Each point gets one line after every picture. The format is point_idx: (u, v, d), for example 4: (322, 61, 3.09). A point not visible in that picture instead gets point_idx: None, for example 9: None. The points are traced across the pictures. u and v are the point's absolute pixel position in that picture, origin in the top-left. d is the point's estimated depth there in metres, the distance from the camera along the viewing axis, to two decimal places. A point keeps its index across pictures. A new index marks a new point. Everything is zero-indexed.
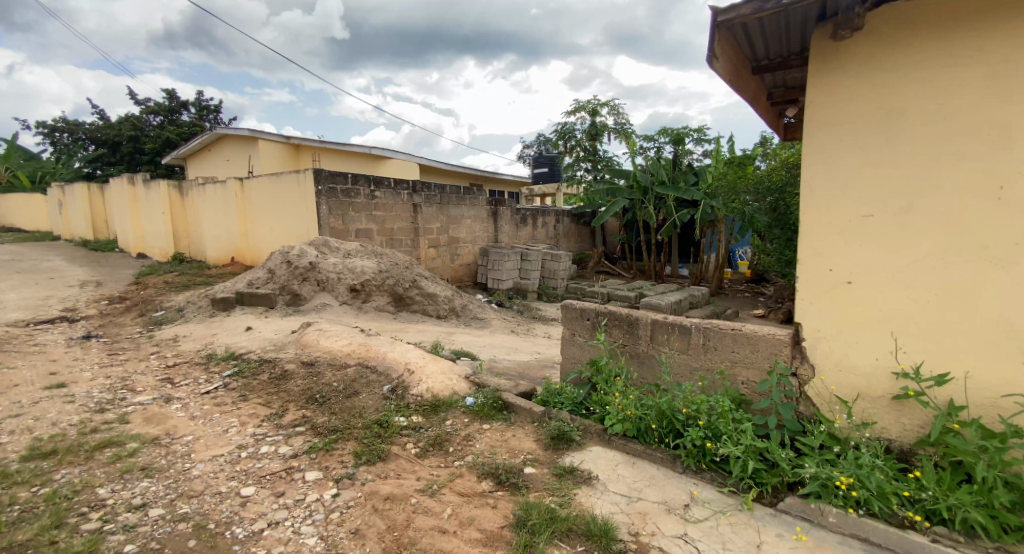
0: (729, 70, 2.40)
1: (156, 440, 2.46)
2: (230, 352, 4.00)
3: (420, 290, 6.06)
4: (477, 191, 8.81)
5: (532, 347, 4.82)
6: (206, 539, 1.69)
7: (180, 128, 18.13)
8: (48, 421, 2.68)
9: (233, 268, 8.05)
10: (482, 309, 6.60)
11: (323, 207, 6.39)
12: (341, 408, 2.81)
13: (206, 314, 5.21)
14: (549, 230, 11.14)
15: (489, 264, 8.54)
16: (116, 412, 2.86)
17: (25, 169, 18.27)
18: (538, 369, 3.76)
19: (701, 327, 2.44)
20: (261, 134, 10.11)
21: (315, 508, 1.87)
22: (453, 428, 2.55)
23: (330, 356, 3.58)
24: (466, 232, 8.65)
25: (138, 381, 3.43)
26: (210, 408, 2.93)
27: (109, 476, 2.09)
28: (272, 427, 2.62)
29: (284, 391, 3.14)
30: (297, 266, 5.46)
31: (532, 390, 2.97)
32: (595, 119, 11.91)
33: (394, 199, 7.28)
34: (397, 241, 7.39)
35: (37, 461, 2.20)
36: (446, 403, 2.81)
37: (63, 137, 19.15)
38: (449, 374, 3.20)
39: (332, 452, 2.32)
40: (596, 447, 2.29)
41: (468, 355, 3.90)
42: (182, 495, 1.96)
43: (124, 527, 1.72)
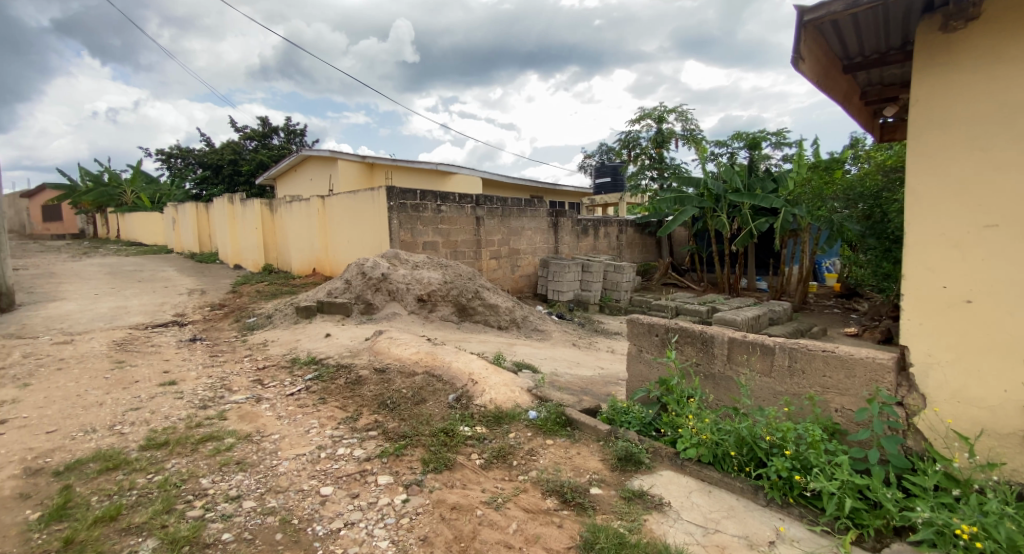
0: (817, 71, 2.23)
1: (248, 437, 2.69)
2: (311, 357, 4.30)
3: (482, 301, 6.16)
4: (538, 203, 8.87)
5: (594, 361, 4.72)
6: (291, 533, 1.81)
7: (271, 151, 20.12)
8: (161, 414, 3.03)
9: (314, 278, 8.70)
10: (543, 321, 6.58)
11: (394, 221, 6.74)
12: (410, 414, 2.91)
13: (291, 321, 5.66)
14: (611, 240, 10.93)
15: (550, 275, 8.50)
16: (216, 409, 3.18)
17: (147, 190, 21.07)
18: (601, 385, 3.67)
19: (787, 347, 2.25)
20: (340, 155, 10.92)
21: (387, 512, 1.95)
22: (517, 441, 2.55)
23: (399, 364, 3.74)
24: (527, 243, 8.72)
25: (234, 381, 3.80)
26: (294, 409, 3.16)
27: (210, 467, 2.31)
28: (348, 430, 2.78)
29: (358, 395, 3.32)
30: (371, 276, 5.82)
31: (596, 407, 2.89)
32: (661, 126, 11.55)
33: (459, 212, 7.52)
34: (461, 252, 7.61)
35: (153, 450, 2.50)
36: (509, 415, 2.82)
37: (177, 162, 21.89)
38: (511, 386, 3.21)
39: (402, 458, 2.41)
40: (668, 472, 2.18)
41: (529, 367, 3.89)
42: (270, 490, 2.12)
43: (221, 517, 1.89)
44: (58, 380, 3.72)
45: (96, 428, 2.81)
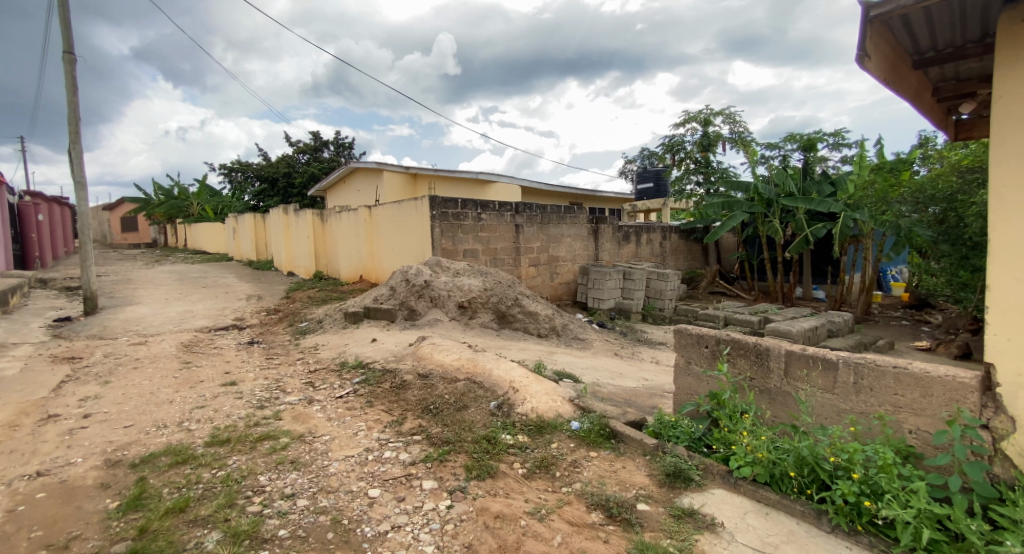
0: (885, 69, 2.10)
1: (302, 437, 2.82)
2: (358, 361, 4.45)
3: (522, 309, 6.15)
4: (578, 209, 8.81)
5: (637, 372, 4.60)
6: (341, 533, 1.87)
7: (321, 164, 21.18)
8: (223, 412, 3.23)
9: (361, 285, 9.03)
10: (584, 329, 6.50)
11: (436, 229, 6.90)
12: (453, 420, 2.95)
13: (340, 326, 5.89)
14: (654, 247, 10.67)
15: (591, 283, 8.39)
16: (271, 409, 3.35)
17: (210, 202, 22.59)
18: (645, 397, 3.56)
19: (852, 361, 2.11)
20: (386, 166, 11.32)
21: (432, 517, 1.97)
22: (560, 451, 2.52)
23: (441, 369, 3.80)
24: (567, 250, 8.66)
25: (287, 383, 3.99)
26: (343, 411, 3.28)
27: (267, 465, 2.43)
28: (393, 433, 2.85)
29: (402, 400, 3.39)
30: (414, 284, 5.96)
31: (642, 419, 2.81)
32: (707, 130, 11.20)
33: (498, 220, 7.59)
34: (501, 260, 7.67)
35: (216, 446, 2.66)
36: (551, 424, 2.80)
37: (237, 176, 23.41)
38: (553, 395, 3.18)
39: (445, 463, 2.44)
40: (720, 491, 2.08)
41: (571, 377, 3.84)
42: (321, 489, 2.21)
43: (278, 513, 1.99)
44: (134, 378, 4.05)
45: (166, 423, 3.03)
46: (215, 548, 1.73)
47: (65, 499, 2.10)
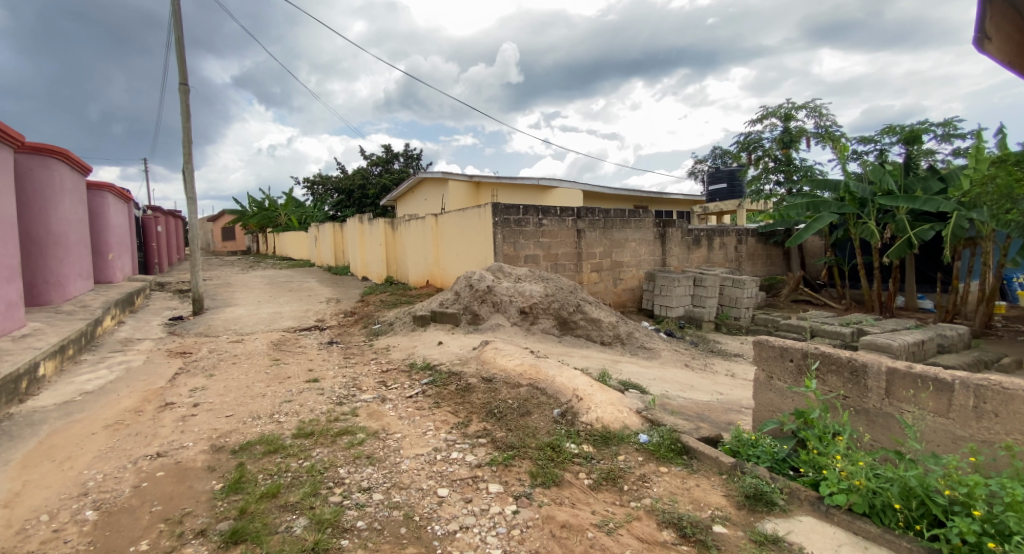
0: (1009, 53, 1.84)
1: (376, 434, 2.97)
2: (426, 363, 4.63)
3: (585, 315, 6.06)
4: (643, 213, 8.55)
5: (709, 385, 4.34)
6: (413, 529, 1.95)
7: (392, 175, 22.44)
8: (308, 407, 3.50)
9: (428, 290, 9.40)
10: (651, 338, 6.26)
11: (498, 235, 7.02)
12: (516, 425, 2.97)
13: (409, 329, 6.16)
14: (728, 251, 10.08)
15: (657, 289, 8.08)
16: (348, 405, 3.57)
17: (296, 213, 24.64)
18: (720, 412, 3.35)
19: (970, 383, 1.85)
20: (451, 175, 11.72)
21: (498, 521, 1.99)
22: (627, 464, 2.44)
23: (504, 374, 3.84)
24: (631, 255, 8.42)
25: (363, 381, 4.24)
26: (412, 411, 3.42)
27: (346, 459, 2.60)
28: (460, 435, 2.92)
29: (468, 402, 3.48)
30: (478, 289, 6.10)
31: (717, 436, 2.66)
32: (788, 125, 10.39)
33: (560, 225, 7.57)
34: (562, 265, 7.63)
35: (302, 438, 2.89)
36: (617, 436, 2.72)
37: (319, 189, 25.41)
38: (618, 405, 3.10)
39: (510, 468, 2.46)
40: (809, 519, 1.90)
41: (637, 387, 3.71)
42: (394, 485, 2.32)
43: (356, 505, 2.11)
44: (233, 372, 4.52)
45: (260, 415, 3.34)
46: (303, 533, 1.88)
47: (178, 478, 2.37)
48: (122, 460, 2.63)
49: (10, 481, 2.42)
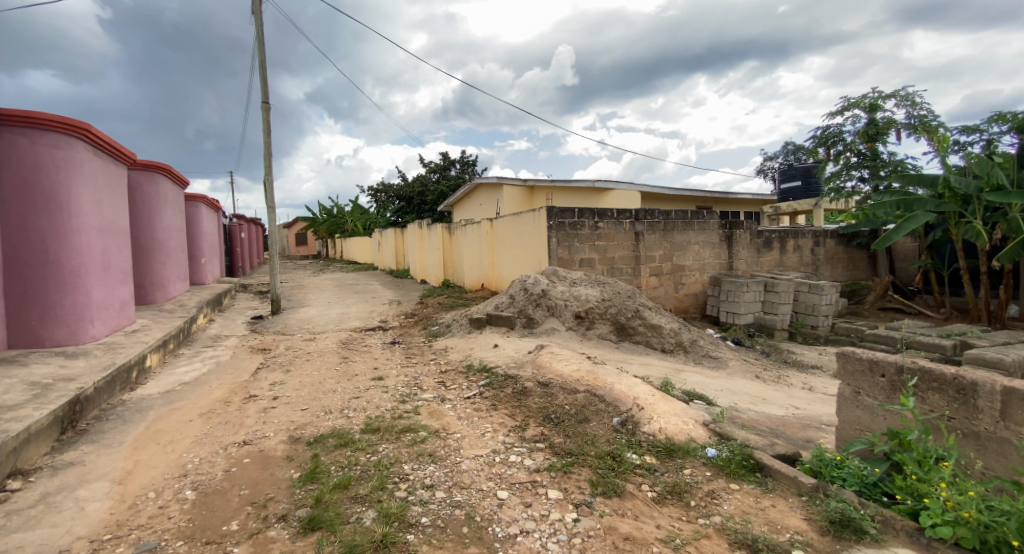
0: None
1: (437, 433, 3.06)
2: (483, 365, 4.70)
3: (644, 321, 5.87)
4: (707, 214, 8.17)
5: (784, 399, 4.04)
6: (475, 529, 1.98)
7: (450, 181, 23.12)
8: (374, 404, 3.68)
9: (483, 293, 9.55)
10: (717, 347, 5.94)
11: (553, 239, 6.99)
12: (574, 432, 2.93)
13: (466, 331, 6.29)
14: (803, 255, 9.37)
15: (723, 295, 7.65)
16: (410, 404, 3.70)
17: (361, 219, 26.03)
18: (797, 429, 3.11)
19: None
20: (506, 180, 11.87)
21: (559, 528, 1.97)
22: (694, 479, 2.33)
23: (561, 379, 3.80)
24: (694, 258, 8.06)
25: (423, 381, 4.38)
26: (471, 412, 3.49)
27: (410, 455, 2.70)
28: (518, 438, 2.94)
29: (524, 406, 3.48)
30: (532, 292, 6.10)
31: (794, 454, 2.48)
32: (874, 116, 9.49)
33: (617, 228, 7.41)
34: (619, 269, 7.46)
35: (369, 434, 3.03)
36: (682, 448, 2.60)
37: (382, 196, 26.73)
38: (683, 416, 2.98)
39: (570, 475, 2.42)
40: (906, 551, 1.70)
41: (703, 399, 3.52)
42: (456, 484, 2.37)
43: (420, 501, 2.18)
44: (307, 368, 4.85)
45: (332, 409, 3.55)
46: (372, 525, 1.97)
47: (261, 465, 2.58)
48: (214, 446, 2.90)
49: (124, 460, 2.74)
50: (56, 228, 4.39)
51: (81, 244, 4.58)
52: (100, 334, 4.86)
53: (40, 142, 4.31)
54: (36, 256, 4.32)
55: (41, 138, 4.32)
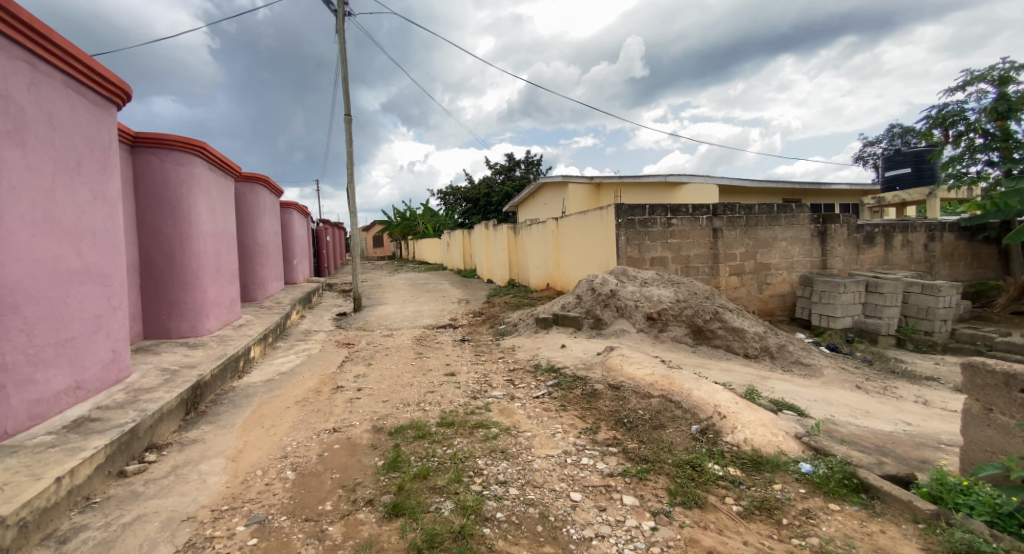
0: None
1: (508, 430, 3.11)
2: (551, 365, 4.70)
3: (724, 324, 5.52)
4: (796, 208, 7.50)
5: (891, 413, 3.61)
6: (550, 529, 1.99)
7: (515, 182, 23.40)
8: (447, 398, 3.81)
9: (550, 293, 9.55)
10: (809, 353, 5.44)
11: (622, 237, 6.80)
12: (649, 438, 2.83)
13: (533, 331, 6.32)
14: (914, 252, 8.29)
15: (815, 296, 6.96)
16: (481, 401, 3.79)
17: (431, 222, 27.16)
18: (909, 447, 2.76)
19: None
20: (571, 178, 11.75)
21: (636, 535, 1.92)
22: (785, 496, 2.15)
23: (633, 383, 3.69)
24: (781, 257, 7.45)
25: (493, 379, 4.47)
26: (540, 411, 3.50)
27: (483, 451, 2.77)
28: (589, 441, 2.90)
29: (595, 409, 3.43)
30: (600, 293, 5.99)
31: (907, 476, 2.22)
32: (1005, 90, 8.16)
33: (692, 225, 7.05)
34: (695, 268, 7.09)
35: (445, 427, 3.15)
36: (771, 461, 2.42)
37: (450, 199, 27.71)
38: (771, 427, 2.77)
39: (646, 482, 2.35)
40: None
41: (794, 409, 3.24)
42: (528, 482, 2.39)
43: (495, 497, 2.23)
44: (386, 363, 5.15)
45: (409, 402, 3.75)
46: (450, 515, 2.05)
47: (349, 451, 2.79)
48: (308, 431, 3.18)
49: (235, 440, 3.10)
50: (180, 235, 5.05)
51: (199, 249, 5.22)
52: (214, 327, 5.51)
53: (167, 161, 4.98)
54: (166, 260, 4.99)
55: (168, 157, 4.99)
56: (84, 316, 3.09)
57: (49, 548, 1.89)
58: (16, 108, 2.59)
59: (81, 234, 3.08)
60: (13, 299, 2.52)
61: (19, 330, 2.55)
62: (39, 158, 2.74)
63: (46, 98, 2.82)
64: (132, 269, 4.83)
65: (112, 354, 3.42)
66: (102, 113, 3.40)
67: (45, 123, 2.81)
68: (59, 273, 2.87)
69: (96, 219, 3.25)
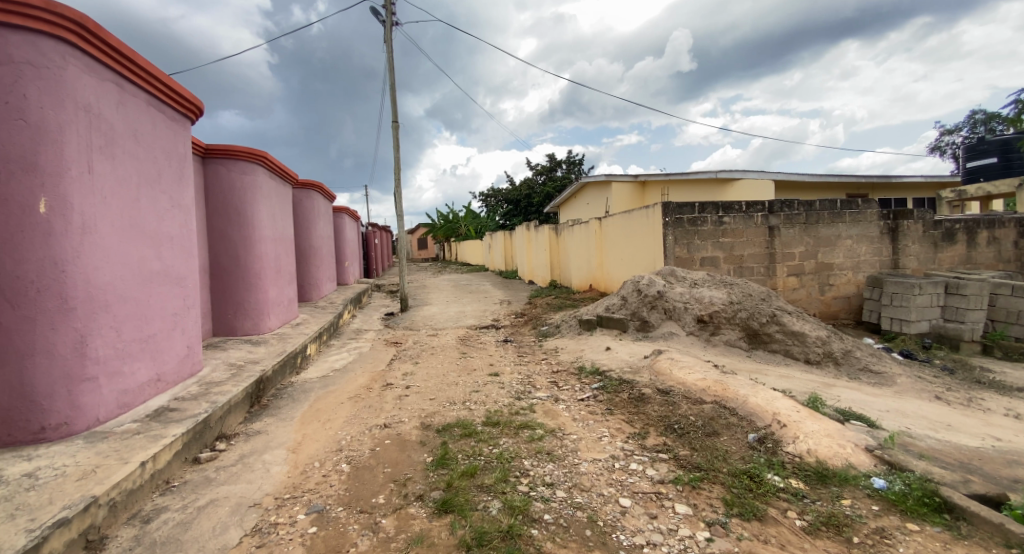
0: None
1: (553, 432, 3.09)
2: (596, 368, 4.63)
3: (782, 327, 5.21)
4: (862, 203, 6.99)
5: (977, 427, 3.27)
6: (599, 534, 1.96)
7: (557, 182, 23.29)
8: (492, 398, 3.85)
9: (593, 294, 9.42)
10: (880, 359, 5.02)
11: (669, 237, 6.60)
12: (702, 446, 2.72)
13: (576, 332, 6.28)
14: (1001, 249, 7.50)
15: (885, 298, 6.44)
16: (526, 401, 3.79)
17: (473, 224, 27.57)
18: (1000, 465, 2.50)
19: None
20: (615, 177, 11.54)
21: (690, 545, 1.86)
22: (856, 512, 2.00)
23: (684, 388, 3.57)
24: (845, 256, 6.97)
25: (537, 380, 4.46)
26: (586, 414, 3.46)
27: (529, 452, 2.77)
28: (638, 446, 2.83)
29: (643, 414, 3.34)
30: (647, 294, 5.84)
31: (1000, 497, 2.00)
32: None
33: (746, 223, 6.74)
34: (748, 268, 6.77)
35: (491, 427, 3.18)
36: (839, 475, 2.26)
37: (492, 201, 28.01)
38: (837, 438, 2.58)
39: (700, 491, 2.26)
40: None
41: (864, 420, 3.01)
42: (576, 485, 2.37)
43: (542, 498, 2.22)
44: (432, 362, 5.27)
45: (456, 400, 3.82)
46: (498, 515, 2.07)
47: (399, 447, 2.88)
48: (361, 426, 3.31)
49: (295, 432, 3.27)
50: (245, 239, 5.40)
51: (261, 252, 5.56)
52: (273, 325, 5.85)
53: (233, 170, 5.34)
54: (232, 262, 5.36)
55: (234, 166, 5.35)
56: (164, 315, 3.38)
57: (135, 527, 2.07)
58: (108, 126, 2.87)
59: (161, 239, 3.36)
60: (106, 299, 2.78)
61: (110, 327, 2.81)
62: (127, 170, 3.02)
63: (132, 115, 3.11)
64: (203, 272, 5.21)
65: (188, 349, 3.71)
66: (178, 128, 3.71)
67: (131, 138, 3.09)
68: (142, 275, 3.14)
69: (173, 225, 3.54)
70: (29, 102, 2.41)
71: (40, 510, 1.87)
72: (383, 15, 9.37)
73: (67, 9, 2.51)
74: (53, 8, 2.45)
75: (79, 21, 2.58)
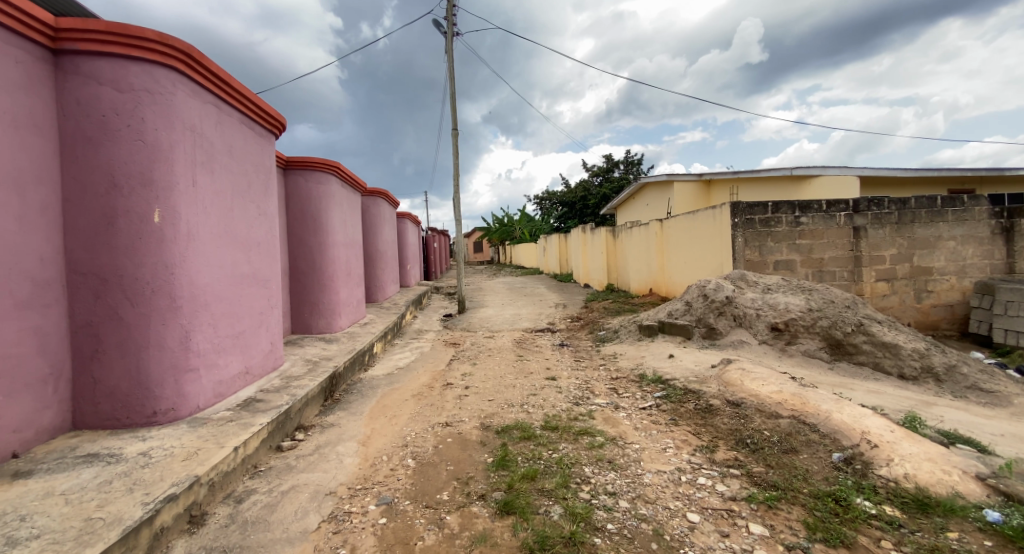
0: None
1: (614, 440, 3.03)
2: (657, 375, 4.47)
3: (870, 338, 4.75)
4: (967, 200, 6.22)
5: None
6: (665, 547, 1.89)
7: (614, 184, 22.85)
8: (550, 402, 3.84)
9: (653, 298, 9.13)
10: (992, 377, 4.42)
11: (739, 239, 6.26)
12: (778, 463, 2.54)
13: (636, 338, 6.11)
14: None
15: (998, 307, 5.68)
16: (585, 407, 3.74)
17: (528, 227, 27.76)
18: None
19: None
20: (677, 177, 11.12)
21: None
22: (964, 547, 1.79)
23: (757, 400, 3.35)
24: (947, 258, 6.23)
25: (595, 386, 4.39)
26: (648, 423, 3.35)
27: (589, 459, 2.73)
28: (706, 460, 2.70)
29: (711, 426, 3.18)
30: (713, 300, 5.57)
31: None
32: None
33: (827, 223, 6.22)
34: (829, 273, 6.25)
35: (549, 431, 3.18)
36: (943, 505, 2.02)
37: (548, 204, 28.03)
38: (940, 463, 2.31)
39: (777, 512, 2.11)
40: None
41: (973, 445, 2.68)
42: (640, 496, 2.30)
43: (605, 507, 2.18)
44: (490, 364, 5.35)
45: (514, 403, 3.85)
46: (559, 520, 2.06)
47: (461, 446, 2.95)
48: (424, 423, 3.43)
49: (364, 426, 3.45)
50: (319, 243, 5.79)
51: (334, 255, 5.94)
52: (343, 324, 6.21)
53: (310, 179, 5.76)
54: (308, 265, 5.76)
55: (311, 176, 5.77)
56: (252, 313, 3.70)
57: (229, 506, 2.29)
58: (208, 143, 3.20)
59: (250, 244, 3.70)
60: (206, 298, 3.10)
61: (209, 324, 3.13)
62: (223, 182, 3.36)
63: (228, 133, 3.45)
64: (284, 274, 5.65)
65: (271, 345, 4.03)
66: (265, 143, 4.06)
67: (227, 153, 3.43)
68: (235, 277, 3.46)
69: (260, 231, 3.88)
70: (147, 125, 2.74)
71: (154, 485, 2.12)
72: (444, 27, 9.67)
73: (177, 42, 2.84)
74: (166, 41, 2.78)
75: (186, 51, 2.90)
